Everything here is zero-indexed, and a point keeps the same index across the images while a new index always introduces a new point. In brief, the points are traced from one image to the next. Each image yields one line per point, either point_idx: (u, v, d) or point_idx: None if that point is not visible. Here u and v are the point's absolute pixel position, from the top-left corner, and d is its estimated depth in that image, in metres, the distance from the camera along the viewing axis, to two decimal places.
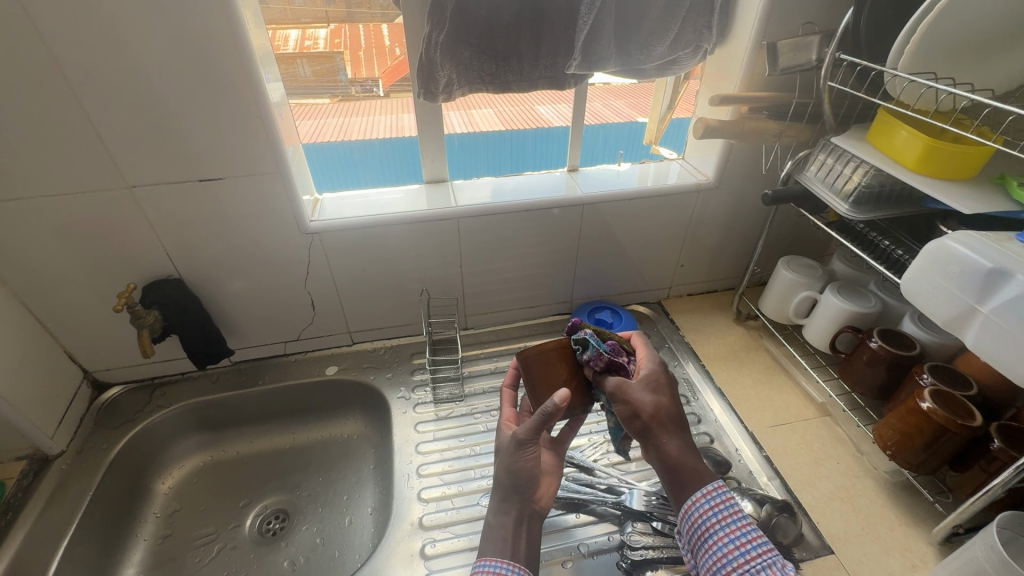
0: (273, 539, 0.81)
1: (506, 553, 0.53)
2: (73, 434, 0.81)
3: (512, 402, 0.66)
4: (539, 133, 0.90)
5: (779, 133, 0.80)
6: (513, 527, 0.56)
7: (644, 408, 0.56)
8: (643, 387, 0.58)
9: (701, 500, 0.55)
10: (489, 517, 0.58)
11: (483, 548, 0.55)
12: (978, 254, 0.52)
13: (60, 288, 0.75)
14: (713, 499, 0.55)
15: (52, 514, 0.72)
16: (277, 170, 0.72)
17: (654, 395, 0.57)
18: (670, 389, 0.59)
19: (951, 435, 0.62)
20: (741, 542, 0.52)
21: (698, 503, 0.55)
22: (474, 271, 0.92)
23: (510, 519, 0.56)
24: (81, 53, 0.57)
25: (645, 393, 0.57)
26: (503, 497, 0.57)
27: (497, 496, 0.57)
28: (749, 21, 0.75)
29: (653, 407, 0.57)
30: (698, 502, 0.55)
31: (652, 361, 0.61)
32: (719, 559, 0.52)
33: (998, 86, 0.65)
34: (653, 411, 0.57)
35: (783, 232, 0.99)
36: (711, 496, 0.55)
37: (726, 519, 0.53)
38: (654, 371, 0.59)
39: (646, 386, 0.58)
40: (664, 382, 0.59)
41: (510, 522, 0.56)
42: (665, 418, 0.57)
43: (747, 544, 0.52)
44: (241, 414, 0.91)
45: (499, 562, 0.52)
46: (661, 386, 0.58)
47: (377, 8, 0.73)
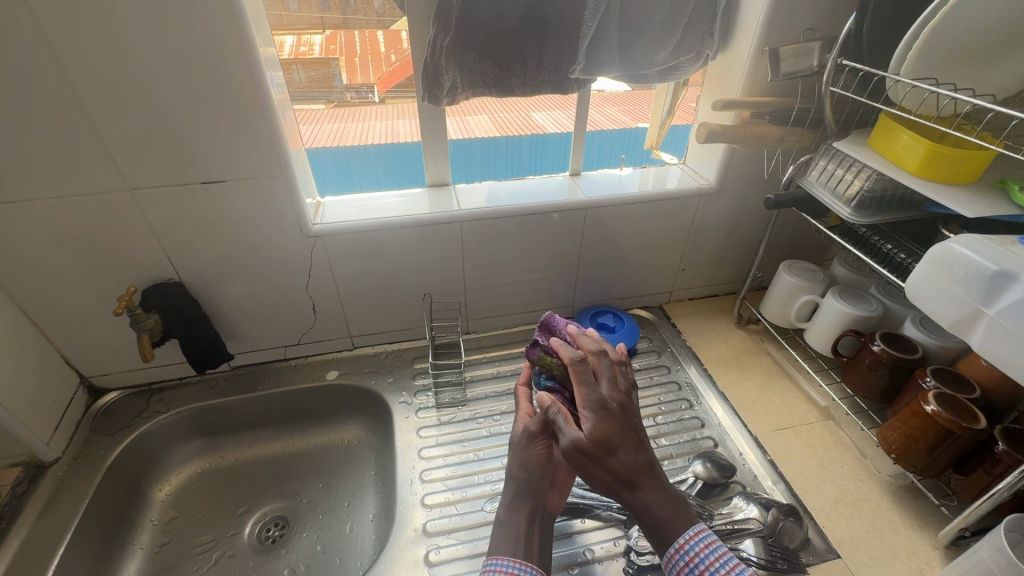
0: (273, 546, 0.79)
1: (517, 553, 0.52)
2: (69, 440, 0.79)
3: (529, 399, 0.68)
4: (535, 139, 0.90)
5: (781, 138, 0.81)
6: (526, 524, 0.55)
7: (601, 474, 0.51)
8: (592, 453, 0.51)
9: (675, 555, 0.50)
10: (500, 514, 0.57)
11: (494, 547, 0.54)
12: (983, 257, 0.53)
13: (58, 291, 0.74)
14: (688, 552, 0.50)
15: (47, 523, 0.70)
16: (280, 173, 0.71)
17: (607, 458, 0.51)
18: (619, 439, 0.52)
19: (956, 437, 0.62)
20: None
21: (674, 559, 0.50)
22: (476, 275, 0.91)
23: (523, 518, 0.56)
24: (86, 54, 0.57)
25: (597, 460, 0.51)
26: (516, 495, 0.57)
27: (510, 492, 0.57)
28: (750, 28, 0.75)
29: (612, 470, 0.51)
30: (673, 558, 0.50)
31: (591, 409, 0.53)
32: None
33: (997, 92, 0.66)
34: (614, 474, 0.51)
35: (784, 236, 0.99)
36: (684, 549, 0.50)
37: (703, 573, 0.49)
38: (597, 428, 0.51)
39: (593, 452, 0.51)
40: (612, 436, 0.52)
41: (523, 520, 0.56)
42: (630, 478, 0.51)
43: None
44: (240, 419, 0.90)
45: (511, 561, 0.51)
46: (613, 443, 0.51)
47: (374, 15, 0.74)
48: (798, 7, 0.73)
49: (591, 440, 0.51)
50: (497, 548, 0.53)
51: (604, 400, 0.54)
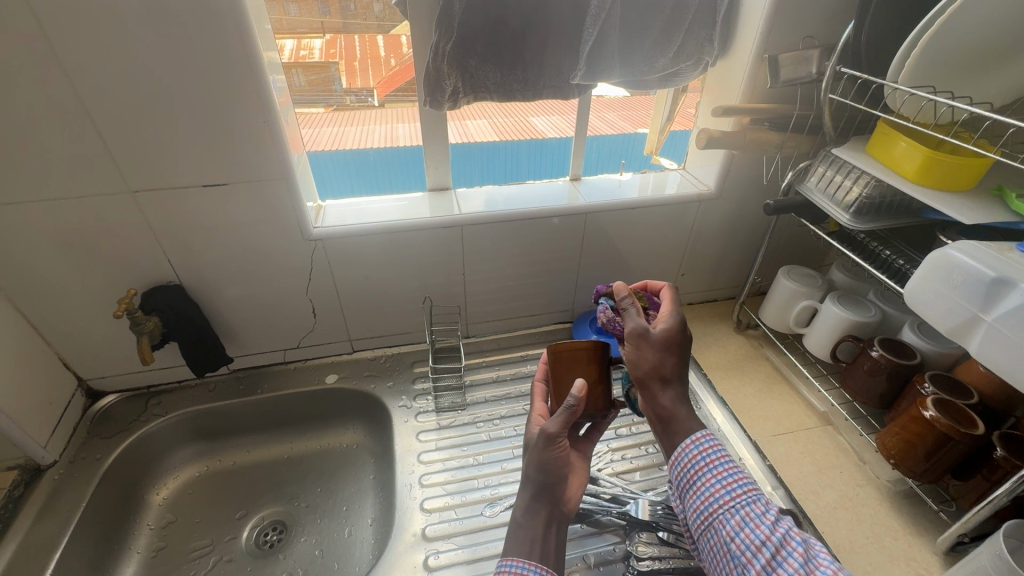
0: (272, 551, 0.79)
1: (530, 554, 0.53)
2: (66, 443, 0.79)
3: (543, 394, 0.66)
4: (534, 144, 0.91)
5: (780, 144, 0.81)
6: (544, 528, 0.56)
7: (647, 360, 0.54)
8: (658, 343, 0.55)
9: (689, 445, 0.54)
10: (516, 514, 0.57)
11: (507, 547, 0.54)
12: (981, 263, 0.53)
13: (58, 293, 0.74)
14: (702, 443, 0.54)
15: (43, 526, 0.70)
16: (282, 176, 0.71)
17: (665, 351, 0.55)
18: (682, 349, 0.56)
19: (954, 443, 0.62)
20: (727, 482, 0.52)
21: (687, 448, 0.54)
22: (476, 279, 0.91)
23: (540, 520, 0.56)
24: (89, 57, 0.57)
25: (654, 353, 0.54)
26: (534, 496, 0.57)
27: (527, 496, 0.57)
28: (750, 35, 0.76)
29: (659, 363, 0.54)
30: (686, 448, 0.54)
31: (671, 317, 0.57)
32: (705, 500, 0.53)
33: (994, 99, 0.66)
34: (657, 368, 0.54)
35: (783, 242, 1.00)
36: (700, 441, 0.54)
37: (715, 462, 0.54)
38: (670, 328, 0.56)
39: (659, 342, 0.55)
40: (677, 340, 0.56)
41: (542, 522, 0.56)
42: (674, 373, 0.55)
43: (733, 484, 0.52)
44: (239, 423, 0.90)
45: (526, 562, 0.51)
46: (676, 345, 0.55)
47: (374, 19, 0.75)
48: (797, 15, 0.74)
49: (665, 330, 0.56)
50: (511, 548, 0.54)
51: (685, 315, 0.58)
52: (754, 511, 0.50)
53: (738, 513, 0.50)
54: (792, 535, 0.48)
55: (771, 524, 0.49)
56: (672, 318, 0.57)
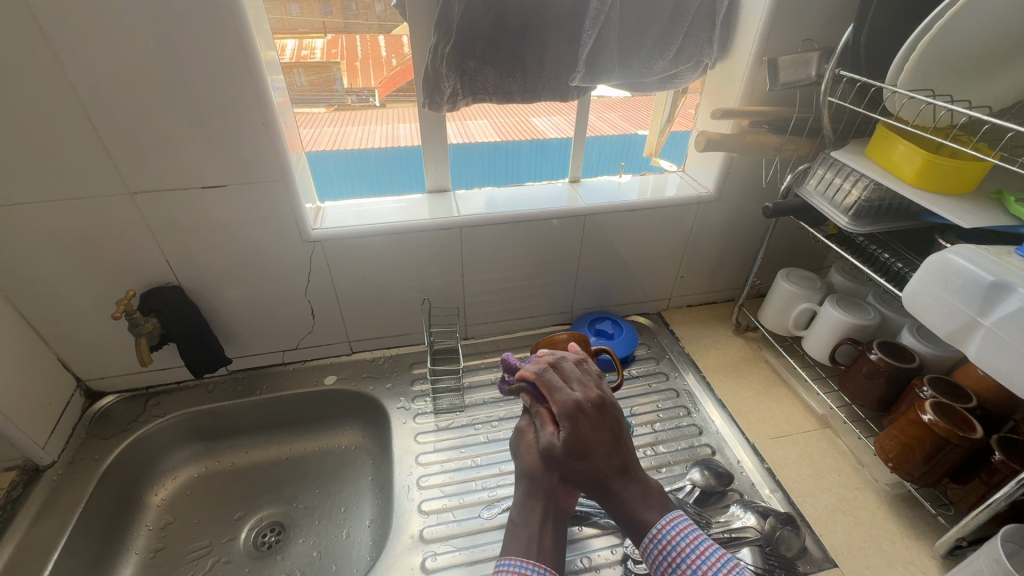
0: (270, 552, 0.79)
1: (529, 553, 0.53)
2: (65, 444, 0.79)
3: None
4: (535, 145, 0.91)
5: (779, 147, 0.81)
6: (540, 525, 0.55)
7: (576, 475, 0.56)
8: (566, 456, 0.56)
9: (648, 547, 0.54)
10: (514, 516, 0.57)
11: (506, 547, 0.55)
12: (979, 267, 0.53)
13: (58, 294, 0.74)
14: (659, 542, 0.53)
15: (42, 526, 0.70)
16: (281, 177, 0.71)
17: (579, 461, 0.56)
18: (590, 444, 0.56)
19: (952, 446, 0.62)
20: None
21: (647, 550, 0.54)
22: (475, 281, 0.91)
23: (536, 516, 0.56)
24: (88, 59, 0.57)
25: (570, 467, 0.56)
26: (528, 495, 0.57)
27: (522, 491, 0.58)
28: (750, 37, 0.76)
29: (587, 470, 0.56)
30: (647, 548, 0.54)
31: (565, 416, 0.56)
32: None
33: (993, 103, 0.66)
34: (590, 476, 0.56)
35: (782, 244, 1.00)
36: (657, 539, 0.54)
37: (674, 560, 0.52)
38: (569, 435, 0.56)
39: (566, 457, 0.56)
40: (584, 442, 0.55)
41: (537, 518, 0.56)
42: (603, 479, 0.56)
43: None
44: (237, 424, 0.90)
45: (524, 561, 0.52)
46: (586, 446, 0.55)
47: (375, 19, 0.75)
48: (797, 17, 0.74)
49: (564, 444, 0.56)
50: (509, 549, 0.54)
51: (578, 403, 0.57)
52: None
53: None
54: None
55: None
56: (566, 421, 0.56)
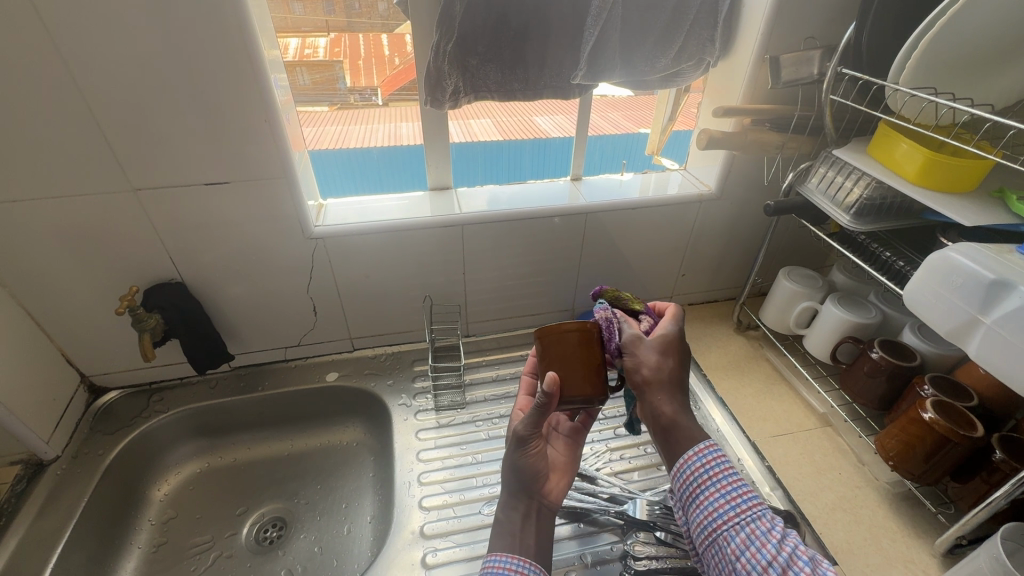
0: (271, 547, 0.79)
1: (514, 549, 0.54)
2: (69, 439, 0.80)
3: (529, 391, 0.69)
4: (538, 143, 0.91)
5: (781, 145, 0.81)
6: (522, 522, 0.57)
7: (646, 364, 0.56)
8: (650, 347, 0.57)
9: (691, 458, 0.54)
10: (498, 512, 0.59)
11: (493, 543, 0.55)
12: (980, 265, 0.53)
13: (62, 290, 0.74)
14: (705, 456, 0.54)
15: (46, 520, 0.71)
16: (284, 175, 0.72)
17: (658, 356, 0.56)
18: (678, 353, 0.58)
19: (953, 445, 0.62)
20: (732, 497, 0.52)
21: (690, 461, 0.54)
22: (477, 279, 0.92)
23: (518, 516, 0.57)
24: (91, 56, 0.58)
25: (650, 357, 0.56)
26: (512, 493, 0.58)
27: (505, 492, 0.59)
28: (751, 36, 0.76)
29: (658, 367, 0.56)
30: (689, 460, 0.54)
31: (670, 323, 0.60)
32: (709, 514, 0.52)
33: (995, 101, 0.66)
34: (657, 370, 0.56)
35: (784, 243, 1.00)
36: (702, 454, 0.54)
37: (717, 474, 0.53)
38: (665, 333, 0.58)
39: (651, 347, 0.57)
40: (674, 347, 0.58)
41: (519, 516, 0.57)
42: (673, 382, 0.56)
43: (738, 499, 0.51)
44: (239, 420, 0.90)
45: (509, 556, 0.52)
46: (670, 349, 0.57)
47: (378, 18, 0.75)
48: (798, 15, 0.74)
49: (659, 337, 0.57)
50: (494, 546, 0.55)
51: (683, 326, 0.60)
52: (759, 528, 0.49)
53: (743, 530, 0.49)
54: (799, 554, 0.47)
55: (776, 543, 0.48)
56: (671, 323, 0.59)
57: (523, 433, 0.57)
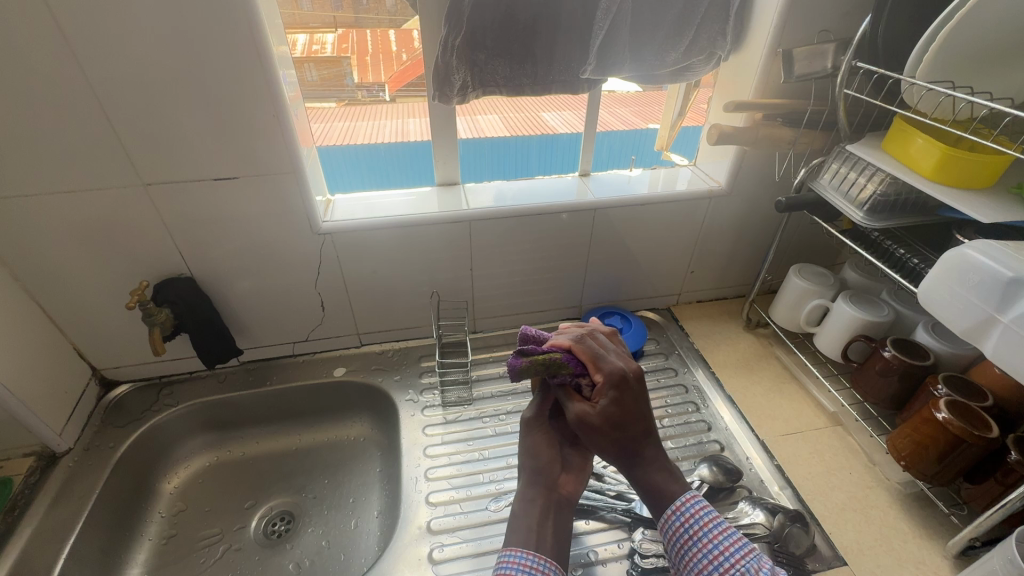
0: (279, 541, 0.80)
1: (528, 543, 0.53)
2: (81, 432, 0.81)
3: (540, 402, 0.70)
4: (546, 139, 0.90)
5: (793, 140, 0.79)
6: (539, 516, 0.55)
7: (604, 444, 0.55)
8: (602, 427, 0.54)
9: (671, 517, 0.54)
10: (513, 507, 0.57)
11: (508, 538, 0.54)
12: (998, 263, 0.52)
13: (74, 283, 0.75)
14: (683, 514, 0.54)
15: (59, 512, 0.71)
16: (293, 170, 0.72)
17: (613, 433, 0.55)
18: (631, 415, 0.55)
19: (967, 445, 0.61)
20: (715, 554, 0.52)
21: (670, 520, 0.54)
22: (485, 275, 0.92)
23: (536, 508, 0.56)
24: (102, 51, 0.58)
25: (606, 433, 0.55)
26: (527, 483, 0.58)
27: (522, 483, 0.58)
28: (764, 29, 0.75)
29: (617, 441, 0.55)
30: (669, 520, 0.54)
31: (609, 386, 0.55)
32: (696, 575, 0.52)
33: (1014, 96, 0.64)
34: (618, 444, 0.55)
35: (795, 239, 0.98)
36: (681, 511, 0.54)
37: (698, 532, 0.53)
38: (610, 405, 0.54)
39: (601, 426, 0.54)
40: (623, 414, 0.55)
41: (536, 509, 0.56)
42: (635, 446, 0.55)
43: (720, 556, 0.51)
44: (248, 414, 0.91)
45: (524, 553, 0.51)
46: (623, 418, 0.55)
47: (386, 14, 0.74)
48: (812, 8, 0.72)
49: (603, 415, 0.54)
50: (509, 540, 0.53)
51: (624, 373, 0.56)
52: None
53: None
54: None
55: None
56: (610, 390, 0.55)
57: (530, 418, 0.62)
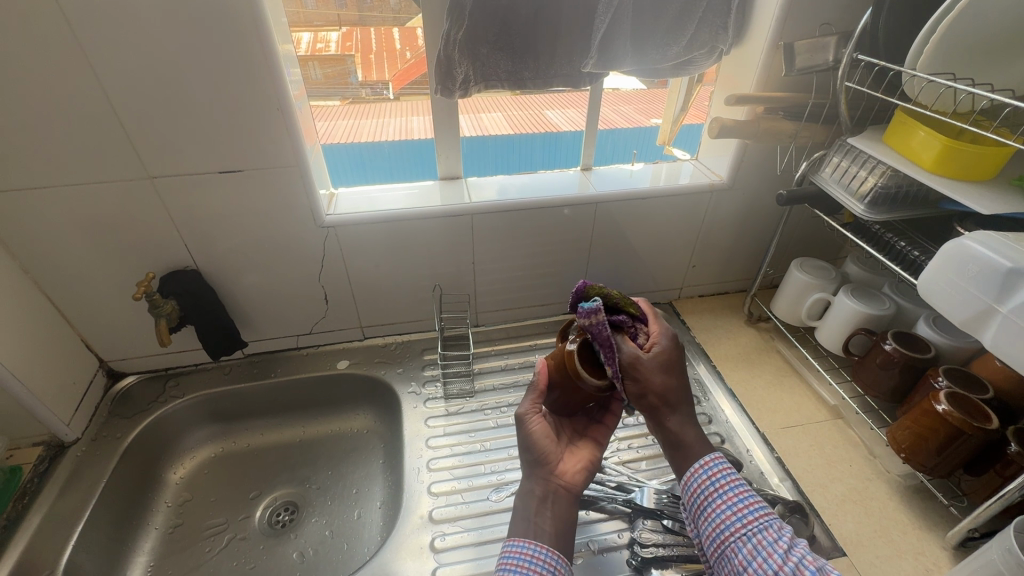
0: (284, 530, 0.81)
1: (527, 533, 0.54)
2: (88, 422, 0.82)
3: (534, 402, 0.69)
4: (549, 137, 0.91)
5: (794, 133, 0.79)
6: (537, 506, 0.56)
7: (652, 387, 0.54)
8: (654, 369, 0.54)
9: (698, 471, 0.55)
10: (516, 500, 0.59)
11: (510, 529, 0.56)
12: (997, 253, 0.52)
13: (81, 275, 0.76)
14: (711, 469, 0.55)
15: (67, 500, 0.73)
16: (296, 163, 0.72)
17: (663, 377, 0.54)
18: (677, 368, 0.56)
19: (966, 437, 0.61)
20: (739, 507, 0.52)
21: (696, 473, 0.55)
22: (486, 269, 0.92)
23: (534, 500, 0.57)
24: (109, 45, 0.59)
25: (657, 378, 0.54)
26: (525, 475, 0.59)
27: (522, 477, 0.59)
28: (766, 23, 0.75)
29: (663, 388, 0.55)
30: (696, 473, 0.55)
31: (663, 336, 0.57)
32: (718, 525, 0.53)
33: (1016, 87, 0.64)
34: (663, 393, 0.54)
35: (797, 233, 0.99)
36: (708, 466, 0.55)
37: (725, 487, 0.54)
38: (662, 351, 0.56)
39: (654, 368, 0.54)
40: (671, 362, 0.56)
41: (535, 500, 0.57)
42: (673, 402, 0.55)
43: (745, 509, 0.52)
44: (253, 406, 0.92)
45: (524, 541, 0.53)
46: (672, 366, 0.55)
47: (390, 12, 0.75)
48: (813, 2, 0.73)
49: (656, 356, 0.55)
50: (514, 531, 0.55)
51: (674, 334, 0.58)
52: (766, 538, 0.50)
53: (751, 540, 0.50)
54: (806, 564, 0.48)
55: (783, 552, 0.48)
56: (664, 339, 0.57)
57: (524, 409, 0.59)
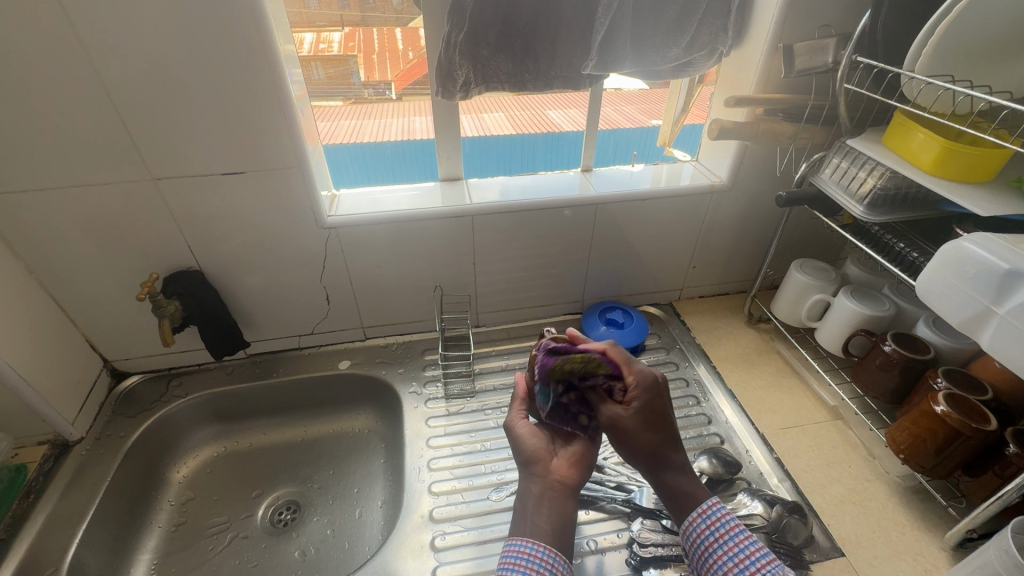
0: (285, 529, 0.81)
1: (523, 531, 0.54)
2: (92, 421, 0.83)
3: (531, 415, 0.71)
4: (551, 137, 0.92)
5: (794, 135, 0.79)
6: (535, 503, 0.56)
7: (638, 442, 0.57)
8: (636, 428, 0.57)
9: (696, 520, 0.56)
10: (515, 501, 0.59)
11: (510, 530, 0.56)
12: (995, 255, 0.52)
13: (86, 275, 0.77)
14: (709, 517, 0.55)
15: (71, 498, 0.73)
16: (298, 165, 0.73)
17: (647, 433, 0.57)
18: (661, 417, 0.58)
19: (965, 438, 0.61)
20: (739, 559, 0.53)
21: (694, 523, 0.56)
22: (487, 269, 0.93)
23: (530, 499, 0.57)
24: (113, 48, 0.59)
25: (641, 433, 0.57)
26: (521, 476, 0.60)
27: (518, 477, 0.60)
28: (765, 24, 0.75)
29: (650, 443, 0.57)
30: (694, 522, 0.56)
31: (639, 389, 0.59)
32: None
33: (1014, 89, 0.64)
34: (650, 446, 0.57)
35: (798, 234, 0.99)
36: (706, 514, 0.56)
37: (724, 536, 0.54)
38: (642, 406, 0.58)
39: (637, 426, 0.57)
40: (655, 413, 0.58)
41: (532, 498, 0.57)
42: (664, 453, 0.58)
43: (746, 561, 0.53)
44: (254, 405, 0.92)
45: (523, 540, 0.53)
46: (655, 418, 0.58)
47: (392, 12, 0.75)
48: (812, 4, 0.73)
49: (636, 415, 0.57)
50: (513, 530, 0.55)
51: (649, 380, 0.60)
52: None
53: None
54: None
55: None
56: (639, 394, 0.59)
57: (511, 417, 0.64)
